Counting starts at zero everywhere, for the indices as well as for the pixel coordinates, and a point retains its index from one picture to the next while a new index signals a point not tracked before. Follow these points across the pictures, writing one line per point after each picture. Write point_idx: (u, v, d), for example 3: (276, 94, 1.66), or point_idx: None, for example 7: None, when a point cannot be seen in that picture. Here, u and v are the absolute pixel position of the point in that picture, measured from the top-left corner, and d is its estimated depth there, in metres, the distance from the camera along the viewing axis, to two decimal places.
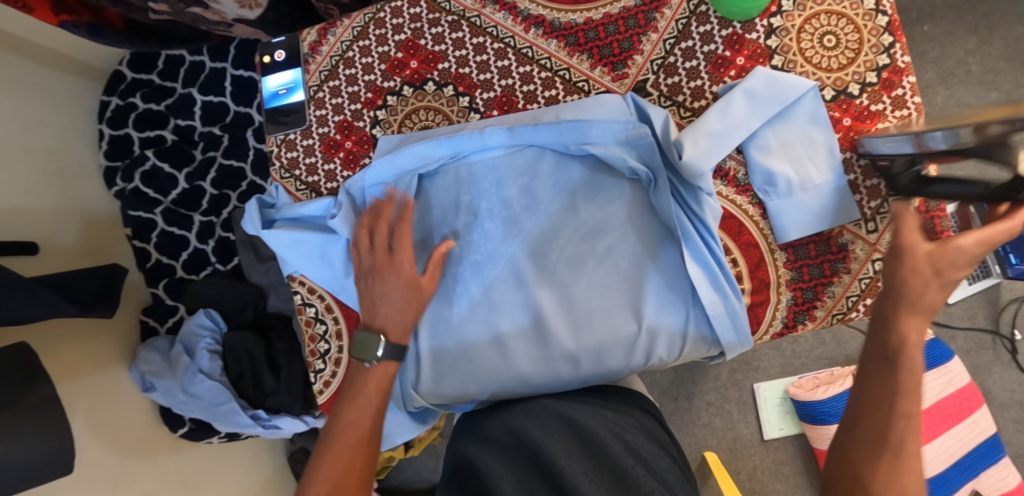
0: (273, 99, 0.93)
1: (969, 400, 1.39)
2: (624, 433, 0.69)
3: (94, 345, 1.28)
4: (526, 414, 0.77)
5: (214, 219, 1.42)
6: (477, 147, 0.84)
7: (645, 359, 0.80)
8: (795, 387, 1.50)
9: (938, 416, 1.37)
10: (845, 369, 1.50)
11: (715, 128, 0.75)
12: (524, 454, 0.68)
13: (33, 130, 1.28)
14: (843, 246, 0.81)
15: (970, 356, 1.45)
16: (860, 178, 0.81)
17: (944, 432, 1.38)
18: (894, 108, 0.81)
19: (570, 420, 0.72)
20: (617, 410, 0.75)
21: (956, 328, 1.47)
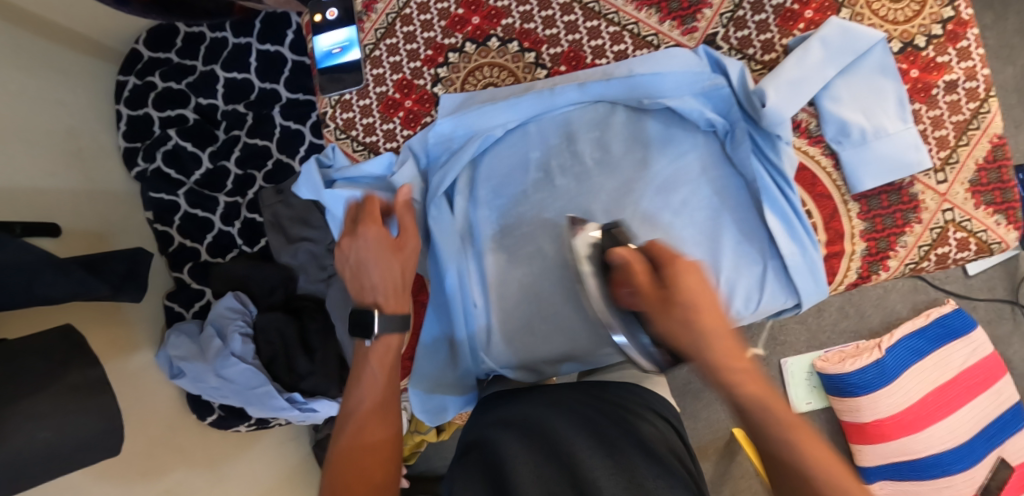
0: (326, 58, 0.91)
1: (991, 369, 1.40)
2: (653, 444, 0.66)
3: (116, 332, 1.22)
4: (550, 405, 0.75)
5: (239, 200, 1.37)
6: (546, 104, 0.83)
7: (723, 313, 0.81)
8: (821, 360, 1.45)
9: (963, 387, 1.38)
10: (871, 341, 1.45)
11: (794, 77, 0.77)
12: (543, 448, 0.66)
13: (51, 109, 1.22)
14: (914, 196, 0.82)
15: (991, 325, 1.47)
16: (930, 129, 0.82)
17: (969, 401, 1.37)
18: (959, 60, 0.81)
19: (596, 422, 0.70)
20: (642, 417, 0.72)
21: (976, 298, 1.47)
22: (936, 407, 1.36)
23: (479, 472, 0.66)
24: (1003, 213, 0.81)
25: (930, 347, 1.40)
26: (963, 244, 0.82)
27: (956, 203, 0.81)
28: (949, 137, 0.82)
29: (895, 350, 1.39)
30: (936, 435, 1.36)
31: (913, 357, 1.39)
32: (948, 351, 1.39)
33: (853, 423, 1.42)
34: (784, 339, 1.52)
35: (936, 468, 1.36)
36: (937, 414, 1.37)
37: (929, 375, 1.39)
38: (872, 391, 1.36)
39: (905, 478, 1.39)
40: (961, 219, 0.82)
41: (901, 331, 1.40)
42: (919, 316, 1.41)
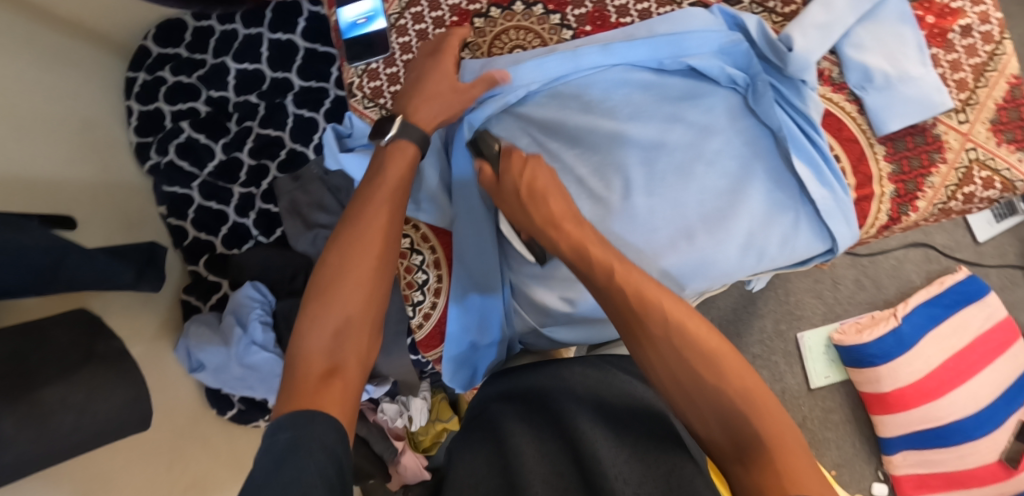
0: (352, 28, 0.95)
1: (1006, 334, 1.36)
2: (652, 407, 0.70)
3: (142, 321, 1.21)
4: (551, 377, 0.78)
5: (253, 190, 1.37)
6: (568, 64, 0.86)
7: (758, 260, 0.82)
8: (837, 333, 1.41)
9: (980, 352, 1.34)
10: (885, 311, 1.41)
11: (820, 20, 0.81)
12: (544, 421, 0.71)
13: (63, 102, 1.22)
14: (937, 136, 0.84)
15: (1005, 291, 1.46)
16: (949, 72, 0.83)
17: (989, 365, 1.34)
18: (972, 4, 0.83)
19: (599, 393, 0.73)
20: (636, 382, 0.75)
21: (989, 265, 1.46)
22: (955, 373, 1.33)
23: (481, 441, 0.72)
24: None
25: (946, 314, 1.36)
26: (988, 183, 0.84)
27: (979, 142, 0.84)
28: (968, 80, 0.83)
29: (910, 318, 1.35)
30: (957, 403, 1.33)
31: (930, 323, 1.36)
32: (963, 316, 1.36)
33: (872, 394, 1.38)
34: (799, 313, 1.47)
35: (959, 434, 1.33)
36: (956, 381, 1.33)
37: (947, 341, 1.35)
38: (892, 359, 1.33)
39: (929, 446, 1.36)
40: (985, 157, 0.84)
41: (915, 298, 1.36)
42: (932, 285, 1.38)
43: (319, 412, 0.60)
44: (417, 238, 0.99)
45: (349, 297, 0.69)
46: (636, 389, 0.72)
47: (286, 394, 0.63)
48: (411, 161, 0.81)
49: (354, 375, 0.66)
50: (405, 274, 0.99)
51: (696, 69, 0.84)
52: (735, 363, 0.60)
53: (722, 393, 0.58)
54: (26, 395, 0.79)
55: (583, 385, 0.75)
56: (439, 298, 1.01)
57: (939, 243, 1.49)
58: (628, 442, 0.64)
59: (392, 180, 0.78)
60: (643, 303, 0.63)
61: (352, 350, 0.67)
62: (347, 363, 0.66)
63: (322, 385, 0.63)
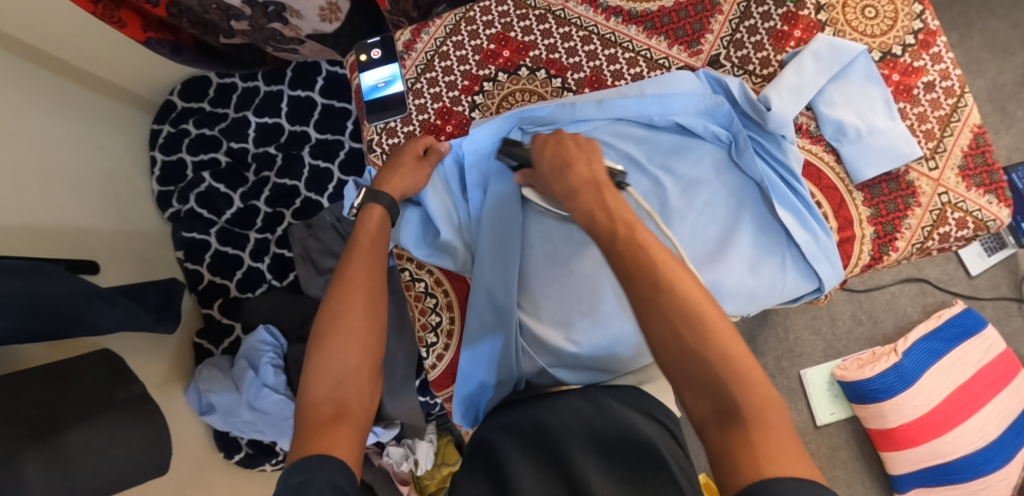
0: (372, 91, 1.01)
1: (1008, 366, 1.51)
2: (641, 427, 0.73)
3: (154, 366, 1.25)
4: (546, 409, 0.81)
5: (268, 236, 1.44)
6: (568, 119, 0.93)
7: (750, 297, 0.88)
8: (840, 369, 1.56)
9: (983, 385, 1.48)
10: (885, 346, 1.56)
11: (792, 83, 0.89)
12: (537, 448, 0.73)
13: (92, 154, 1.30)
14: (910, 183, 0.91)
15: (1001, 323, 1.58)
16: (916, 124, 0.92)
17: (992, 398, 1.48)
18: (933, 63, 0.93)
19: (587, 418, 0.76)
20: (624, 404, 0.78)
21: (984, 298, 1.59)
22: (960, 406, 1.47)
23: (482, 471, 0.74)
24: (993, 193, 0.90)
25: (946, 348, 1.51)
26: (961, 223, 0.90)
27: (949, 187, 0.90)
28: (934, 129, 0.92)
29: (911, 353, 1.49)
30: (966, 436, 1.46)
31: (931, 357, 1.50)
32: (963, 350, 1.50)
33: (879, 430, 1.52)
34: (800, 350, 1.64)
35: (970, 470, 1.45)
36: (963, 413, 1.46)
37: (950, 375, 1.49)
38: (895, 394, 1.47)
39: (939, 483, 1.49)
40: (956, 200, 0.90)
41: (914, 334, 1.52)
42: (930, 319, 1.54)
43: (327, 458, 0.63)
44: (431, 283, 0.97)
45: (342, 352, 0.74)
46: (626, 414, 0.75)
47: (299, 440, 0.67)
48: (379, 223, 0.87)
49: (358, 417, 0.70)
50: (419, 317, 0.96)
51: (684, 125, 0.91)
52: (727, 331, 0.60)
53: (703, 359, 0.59)
54: (51, 434, 0.83)
55: (574, 415, 0.78)
56: (452, 340, 0.98)
57: (934, 277, 1.63)
58: (621, 471, 0.67)
59: (374, 234, 0.85)
60: (644, 256, 0.64)
61: (353, 393, 0.72)
62: (352, 405, 0.71)
63: (328, 428, 0.67)
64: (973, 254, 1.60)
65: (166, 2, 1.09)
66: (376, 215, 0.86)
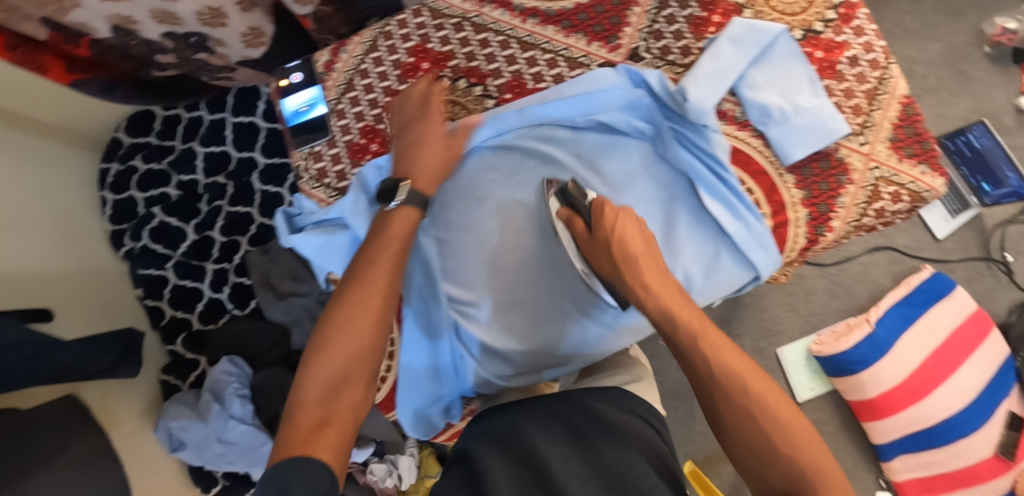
0: (294, 116, 1.00)
1: (981, 325, 1.51)
2: (619, 426, 0.73)
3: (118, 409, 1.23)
4: (531, 415, 0.77)
5: (226, 265, 1.43)
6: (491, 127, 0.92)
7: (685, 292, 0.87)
8: (816, 344, 1.55)
9: (959, 346, 1.49)
10: (858, 316, 1.56)
11: (709, 70, 0.88)
12: (517, 460, 0.69)
13: (41, 200, 1.29)
14: (841, 160, 0.89)
15: (973, 283, 1.56)
16: (844, 100, 0.91)
17: (969, 359, 1.49)
18: (856, 36, 0.92)
19: (566, 418, 0.76)
20: (606, 404, 0.78)
21: (953, 261, 1.57)
22: (937, 370, 1.49)
23: (464, 477, 0.68)
24: (926, 162, 0.89)
25: (918, 312, 1.52)
26: (896, 197, 0.89)
27: (881, 161, 0.89)
28: (862, 104, 0.90)
29: (883, 321, 1.51)
30: (945, 400, 1.48)
31: (904, 324, 1.51)
32: (934, 313, 1.51)
33: (860, 402, 1.53)
34: (777, 328, 1.63)
35: (951, 432, 1.47)
36: (940, 376, 1.49)
37: (924, 339, 1.51)
38: (870, 364, 1.48)
39: (923, 448, 1.50)
40: (889, 174, 0.89)
41: (886, 301, 1.53)
42: (900, 286, 1.54)
43: (309, 459, 0.61)
44: None
45: (351, 342, 0.72)
46: (607, 413, 0.75)
47: (286, 433, 0.65)
48: (413, 224, 0.82)
49: (345, 426, 0.68)
50: None
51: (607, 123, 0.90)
52: (790, 415, 0.69)
53: (771, 443, 0.68)
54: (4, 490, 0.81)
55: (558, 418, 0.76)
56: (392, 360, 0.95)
57: (902, 245, 1.60)
58: (600, 473, 0.64)
59: (402, 233, 0.80)
60: (727, 371, 0.71)
61: (345, 399, 0.70)
62: (339, 411, 0.68)
63: (318, 431, 0.65)
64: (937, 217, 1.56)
65: (88, 42, 1.06)
66: (412, 214, 0.82)
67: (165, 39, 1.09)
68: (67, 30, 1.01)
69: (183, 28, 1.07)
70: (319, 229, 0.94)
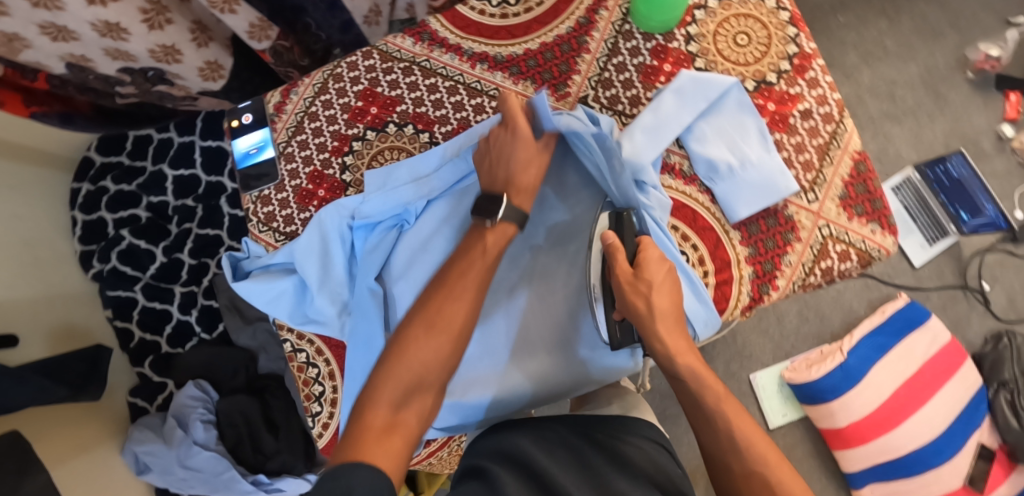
0: (245, 158, 0.99)
1: (954, 356, 1.45)
2: (633, 458, 0.73)
3: (71, 435, 1.19)
4: (541, 441, 0.76)
5: (195, 288, 1.44)
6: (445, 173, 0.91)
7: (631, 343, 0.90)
8: (788, 370, 1.48)
9: (931, 376, 1.43)
10: (832, 344, 1.48)
11: (649, 124, 0.87)
12: (534, 482, 0.68)
13: (10, 223, 1.28)
14: (789, 217, 0.88)
15: (947, 311, 1.51)
16: (794, 155, 0.89)
17: (939, 390, 1.42)
18: (810, 88, 0.89)
19: (578, 448, 0.75)
20: (620, 438, 0.77)
21: (929, 288, 1.52)
22: (908, 401, 1.41)
23: (479, 490, 0.66)
24: (876, 220, 0.88)
25: (892, 342, 1.44)
26: (843, 256, 0.87)
27: (830, 219, 0.88)
28: (813, 160, 0.89)
29: (857, 351, 1.43)
30: (913, 431, 1.41)
31: (877, 353, 1.43)
32: (908, 344, 1.44)
33: (830, 430, 1.46)
34: (749, 353, 1.55)
35: (920, 464, 1.41)
36: (910, 407, 1.41)
37: (896, 369, 1.43)
38: (842, 394, 1.41)
39: (893, 478, 1.43)
40: (838, 232, 0.88)
41: (860, 330, 1.45)
42: (875, 314, 1.47)
43: (360, 465, 0.60)
44: (312, 352, 0.96)
45: (430, 349, 0.71)
46: (623, 444, 0.75)
47: (346, 442, 0.64)
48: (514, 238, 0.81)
49: (411, 430, 0.68)
50: (301, 387, 0.95)
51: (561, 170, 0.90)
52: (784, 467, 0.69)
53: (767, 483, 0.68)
54: None
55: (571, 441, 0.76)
56: (336, 408, 0.96)
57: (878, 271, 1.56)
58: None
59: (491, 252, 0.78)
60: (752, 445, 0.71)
61: (414, 407, 0.69)
62: (404, 417, 0.68)
63: (382, 436, 0.65)
64: (914, 245, 1.50)
65: (44, 75, 0.96)
66: (508, 231, 0.80)
67: (121, 75, 0.94)
68: (23, 65, 0.92)
69: (138, 64, 0.90)
70: (264, 274, 0.94)
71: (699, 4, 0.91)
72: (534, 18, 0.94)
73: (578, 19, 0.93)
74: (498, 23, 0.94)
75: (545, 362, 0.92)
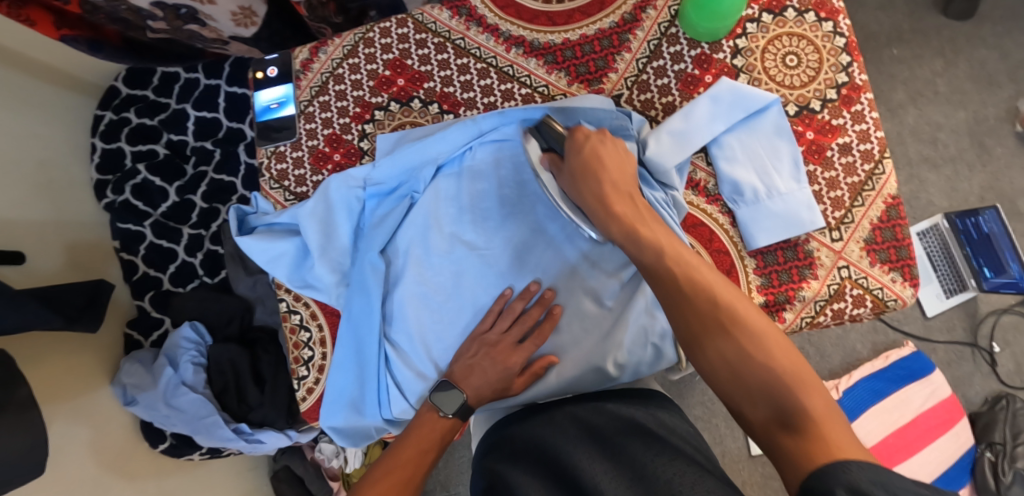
0: (265, 112, 0.98)
1: (950, 412, 1.38)
2: (645, 422, 0.73)
3: (54, 365, 1.15)
4: (546, 424, 0.77)
5: (202, 232, 1.45)
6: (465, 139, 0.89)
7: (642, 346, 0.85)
8: None
9: (922, 429, 1.37)
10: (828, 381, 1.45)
11: (679, 128, 0.84)
12: (551, 476, 0.67)
13: (27, 139, 1.27)
14: (809, 253, 0.85)
15: (951, 367, 1.46)
16: (825, 190, 0.85)
17: (929, 444, 1.36)
18: (853, 122, 0.85)
19: (584, 420, 0.76)
20: (623, 402, 0.78)
21: (936, 340, 1.47)
22: (894, 449, 1.35)
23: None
24: (899, 270, 0.84)
25: (889, 389, 1.40)
26: (858, 301, 0.84)
27: (851, 260, 0.85)
28: (844, 197, 0.85)
29: (852, 392, 1.40)
30: None
31: (873, 398, 1.40)
32: (906, 393, 1.39)
33: None
34: None
35: None
36: (897, 456, 1.35)
37: (889, 417, 1.39)
38: None
39: None
40: (857, 275, 0.85)
41: (859, 371, 1.42)
42: (877, 358, 1.43)
43: None
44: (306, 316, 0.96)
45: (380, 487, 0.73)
46: (612, 404, 0.77)
47: None
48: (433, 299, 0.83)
49: None
50: (291, 349, 0.96)
51: None
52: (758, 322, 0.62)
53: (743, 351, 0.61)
54: None
55: (564, 412, 0.78)
56: (324, 375, 0.96)
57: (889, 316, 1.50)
58: (629, 470, 0.65)
59: None
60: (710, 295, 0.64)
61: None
62: None
63: None
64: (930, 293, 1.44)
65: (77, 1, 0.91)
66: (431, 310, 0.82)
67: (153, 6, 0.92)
68: None
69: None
70: (269, 233, 0.94)
71: (751, 17, 0.87)
72: (578, 7, 0.90)
73: (623, 14, 0.90)
74: (540, 8, 0.91)
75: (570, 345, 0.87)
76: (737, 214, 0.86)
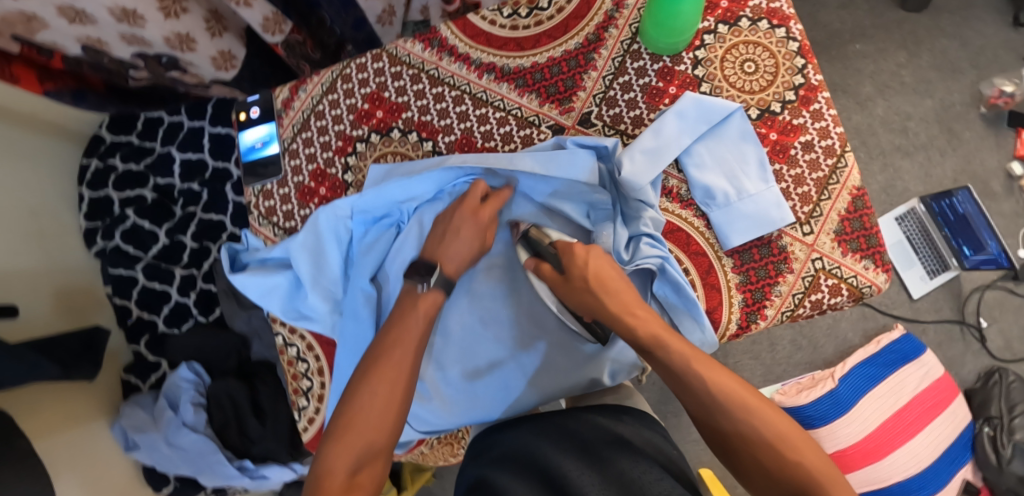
0: (250, 151, 1.02)
1: (944, 391, 1.40)
2: (632, 439, 0.74)
3: (51, 413, 1.16)
4: (535, 434, 0.79)
5: (194, 271, 1.46)
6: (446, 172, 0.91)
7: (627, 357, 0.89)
8: (779, 395, 1.44)
9: (919, 411, 1.37)
10: (824, 370, 1.45)
11: (649, 146, 0.87)
12: (538, 479, 0.69)
13: (16, 192, 1.29)
14: (783, 248, 0.89)
15: (942, 347, 1.50)
16: (792, 187, 0.89)
17: (926, 425, 1.36)
18: (813, 120, 0.90)
19: (570, 430, 0.78)
20: (610, 417, 0.80)
21: (925, 321, 1.50)
22: (893, 434, 1.35)
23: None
24: (870, 257, 0.88)
25: (884, 373, 1.40)
26: (834, 290, 0.88)
27: (824, 252, 0.88)
28: (811, 193, 0.89)
29: (848, 379, 1.40)
30: (895, 465, 1.35)
31: (867, 383, 1.39)
32: (900, 376, 1.40)
33: None
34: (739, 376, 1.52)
35: None
36: (897, 440, 1.35)
37: (885, 401, 1.38)
38: (829, 421, 1.36)
39: None
40: (831, 266, 0.88)
41: (852, 359, 1.42)
42: (869, 344, 1.44)
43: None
44: (302, 348, 0.98)
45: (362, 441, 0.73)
46: (598, 417, 0.80)
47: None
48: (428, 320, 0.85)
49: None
50: (290, 381, 0.98)
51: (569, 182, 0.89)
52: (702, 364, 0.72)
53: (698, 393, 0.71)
54: None
55: (552, 424, 0.80)
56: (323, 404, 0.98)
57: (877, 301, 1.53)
58: (613, 480, 0.66)
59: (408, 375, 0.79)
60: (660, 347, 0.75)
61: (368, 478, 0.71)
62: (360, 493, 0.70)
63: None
64: (914, 276, 1.48)
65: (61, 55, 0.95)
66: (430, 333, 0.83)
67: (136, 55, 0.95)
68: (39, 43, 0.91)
69: (153, 48, 0.93)
70: (261, 269, 0.96)
71: (709, 28, 0.91)
72: (544, 31, 0.95)
73: (587, 35, 0.94)
74: (507, 35, 0.95)
75: (558, 360, 0.91)
76: (711, 219, 0.89)
